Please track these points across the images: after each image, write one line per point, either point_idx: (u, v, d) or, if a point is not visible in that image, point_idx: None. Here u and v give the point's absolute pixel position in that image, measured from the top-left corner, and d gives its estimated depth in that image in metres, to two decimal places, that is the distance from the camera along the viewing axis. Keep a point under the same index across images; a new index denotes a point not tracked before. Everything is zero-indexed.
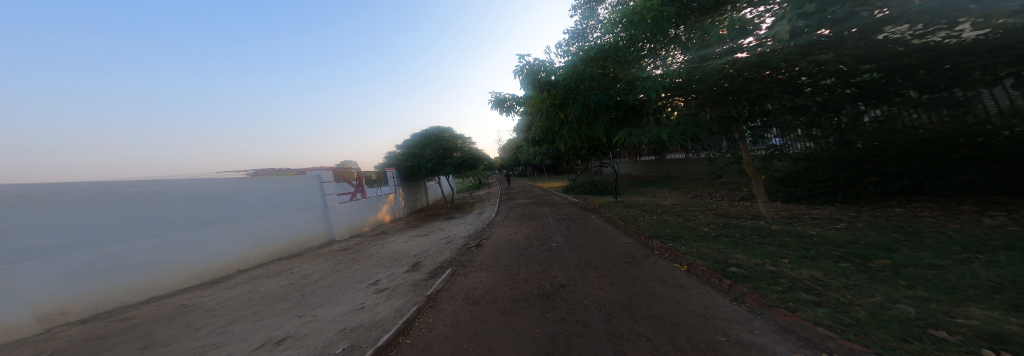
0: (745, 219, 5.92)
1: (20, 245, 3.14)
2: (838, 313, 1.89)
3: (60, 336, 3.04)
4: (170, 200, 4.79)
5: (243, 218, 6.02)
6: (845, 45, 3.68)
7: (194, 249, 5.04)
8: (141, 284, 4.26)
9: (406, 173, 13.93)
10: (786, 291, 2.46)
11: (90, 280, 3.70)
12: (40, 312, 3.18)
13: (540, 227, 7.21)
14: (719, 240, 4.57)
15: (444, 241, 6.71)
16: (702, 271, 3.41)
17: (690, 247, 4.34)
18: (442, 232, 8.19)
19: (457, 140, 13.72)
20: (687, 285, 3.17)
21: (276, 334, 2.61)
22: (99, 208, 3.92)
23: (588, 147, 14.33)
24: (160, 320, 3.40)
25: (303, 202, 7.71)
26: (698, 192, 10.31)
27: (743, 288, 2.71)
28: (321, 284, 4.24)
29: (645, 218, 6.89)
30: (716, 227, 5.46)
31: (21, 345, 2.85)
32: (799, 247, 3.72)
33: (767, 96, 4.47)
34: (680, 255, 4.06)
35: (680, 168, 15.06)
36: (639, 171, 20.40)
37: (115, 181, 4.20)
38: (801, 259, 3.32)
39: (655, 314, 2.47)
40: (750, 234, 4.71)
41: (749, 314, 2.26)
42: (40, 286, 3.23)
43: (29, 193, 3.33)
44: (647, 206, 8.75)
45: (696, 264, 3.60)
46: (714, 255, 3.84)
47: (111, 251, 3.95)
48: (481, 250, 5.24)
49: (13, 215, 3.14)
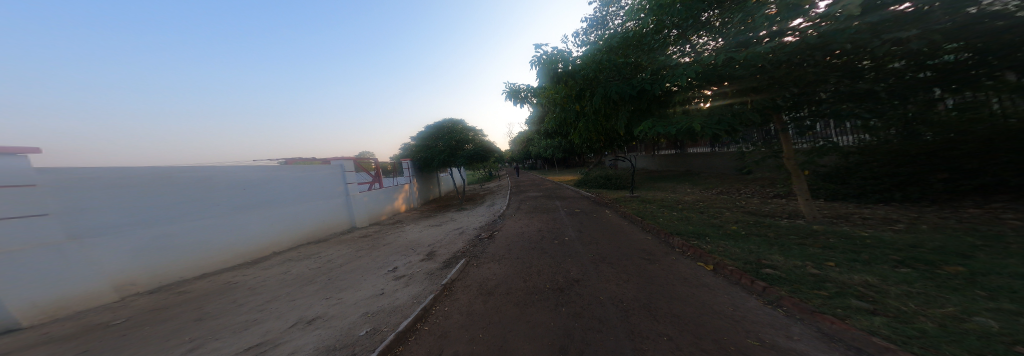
0: (780, 217, 5.43)
1: (94, 222, 3.70)
2: (898, 323, 1.67)
3: (130, 305, 3.60)
4: (216, 185, 5.35)
5: (276, 204, 6.56)
6: (932, 19, 3.07)
7: (236, 231, 5.59)
8: (193, 262, 4.83)
9: (420, 164, 14.33)
10: (834, 297, 2.21)
11: (150, 256, 4.28)
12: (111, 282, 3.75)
13: (552, 220, 7.11)
14: (750, 239, 4.23)
15: (456, 231, 6.89)
16: (731, 271, 3.19)
17: (717, 246, 4.06)
18: (454, 223, 8.37)
19: (470, 132, 13.87)
20: (713, 285, 2.98)
21: (307, 314, 2.84)
22: (153, 191, 4.43)
23: (605, 140, 13.85)
24: (213, 295, 3.84)
25: (327, 190, 8.17)
26: (725, 188, 9.60)
27: (780, 291, 2.49)
28: (344, 269, 4.53)
29: (664, 214, 6.55)
30: (745, 225, 5.06)
31: (102, 311, 3.41)
32: (848, 250, 3.34)
33: (823, 82, 4.04)
34: (706, 254, 3.81)
35: (703, 163, 14.14)
36: (657, 165, 19.45)
37: (166, 168, 4.72)
38: (850, 262, 2.97)
39: (676, 314, 2.36)
40: (787, 234, 4.30)
41: (787, 319, 2.07)
42: (111, 258, 3.81)
43: (96, 177, 3.85)
44: (667, 202, 8.29)
45: (724, 264, 3.37)
46: (744, 254, 3.56)
47: (168, 230, 4.51)
48: (493, 241, 5.30)
49: (88, 196, 3.69)
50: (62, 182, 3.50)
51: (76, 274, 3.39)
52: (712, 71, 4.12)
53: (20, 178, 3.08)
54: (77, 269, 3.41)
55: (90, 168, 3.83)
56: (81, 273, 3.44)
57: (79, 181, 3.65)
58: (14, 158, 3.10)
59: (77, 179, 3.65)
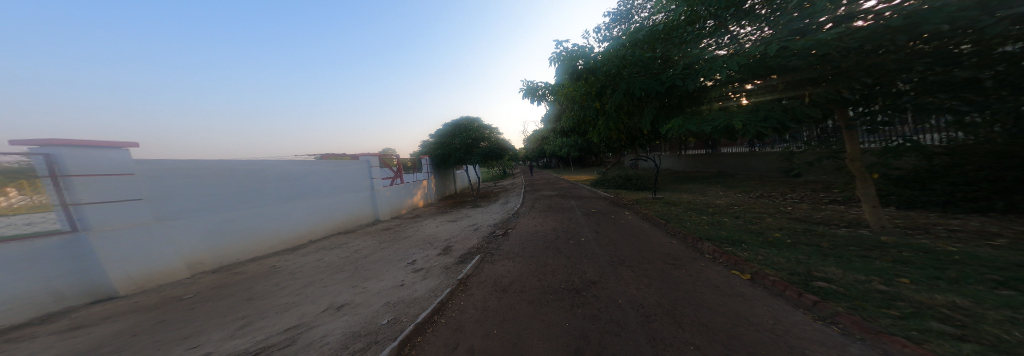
0: (836, 225, 4.81)
1: (171, 207, 4.39)
2: (1001, 351, 1.32)
3: (197, 283, 4.19)
4: (266, 177, 5.99)
5: (315, 196, 7.16)
6: None
7: (283, 220, 6.24)
8: (248, 246, 5.49)
9: (437, 161, 14.71)
10: (908, 318, 1.89)
11: (215, 238, 4.96)
12: (184, 260, 4.45)
13: (567, 220, 6.98)
14: (798, 249, 3.80)
15: (471, 228, 7.04)
16: (773, 281, 2.89)
17: (757, 254, 3.70)
18: (469, 220, 8.52)
19: (485, 130, 14.03)
20: (750, 295, 2.74)
21: (337, 301, 3.08)
22: (218, 181, 5.11)
23: (626, 138, 13.28)
24: (260, 277, 4.28)
25: (356, 184, 8.68)
26: (765, 192, 8.72)
27: (836, 306, 2.20)
28: (370, 259, 4.84)
29: (691, 217, 6.12)
30: (791, 233, 4.56)
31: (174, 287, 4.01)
32: (927, 266, 2.86)
33: (905, 70, 3.51)
34: (742, 262, 3.50)
35: (739, 164, 13.00)
36: (682, 165, 18.29)
37: (229, 161, 5.39)
38: (930, 280, 2.54)
39: (705, 322, 2.21)
40: (846, 245, 3.79)
41: (843, 338, 1.81)
42: (184, 239, 4.50)
43: (174, 168, 4.54)
44: (695, 204, 7.74)
45: (764, 273, 3.07)
46: (790, 265, 3.22)
47: (228, 217, 5.17)
48: (507, 239, 5.33)
49: (167, 186, 4.39)
50: (146, 172, 4.18)
51: (156, 252, 4.08)
52: (759, 63, 3.75)
53: (115, 167, 3.80)
54: (157, 248, 4.08)
55: (171, 161, 4.54)
56: (161, 251, 4.13)
57: (160, 172, 4.35)
58: (113, 150, 3.84)
59: (159, 170, 4.35)
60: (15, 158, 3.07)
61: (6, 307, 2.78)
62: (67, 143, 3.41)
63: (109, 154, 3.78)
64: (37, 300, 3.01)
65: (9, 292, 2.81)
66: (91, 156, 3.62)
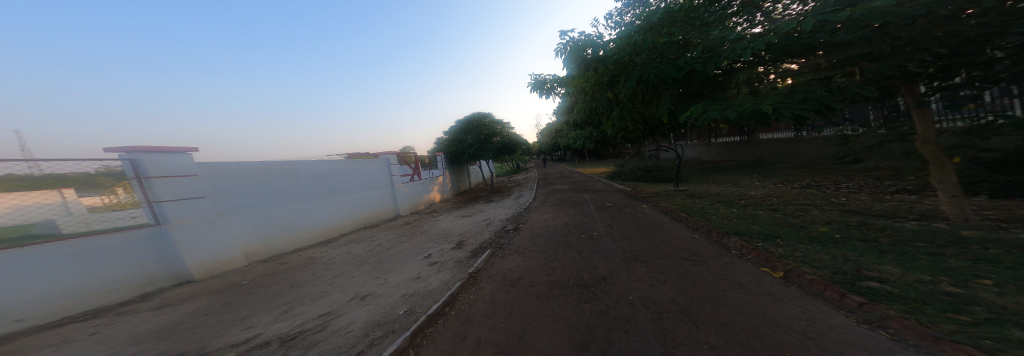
0: (903, 219, 4.29)
1: (227, 204, 4.96)
2: None
3: (246, 272, 4.66)
4: (300, 176, 6.50)
5: (343, 192, 7.66)
6: None
7: (318, 215, 6.76)
8: (290, 239, 6.04)
9: (451, 157, 15.01)
10: (980, 325, 1.63)
11: (264, 232, 5.53)
12: (240, 251, 5.02)
13: (580, 214, 6.90)
14: (848, 245, 3.46)
15: (484, 222, 7.19)
16: (811, 280, 2.69)
17: (796, 251, 3.45)
18: (483, 214, 8.67)
19: (497, 125, 14.09)
20: (780, 295, 2.57)
21: (361, 291, 3.34)
22: (264, 179, 5.68)
23: (645, 128, 12.71)
24: (301, 267, 4.70)
25: (378, 181, 9.12)
26: (814, 181, 7.98)
27: (884, 309, 1.99)
28: (391, 252, 5.13)
29: (718, 211, 5.79)
30: (840, 228, 4.17)
31: (227, 275, 4.53)
32: (1017, 265, 2.47)
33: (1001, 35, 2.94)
34: (774, 258, 3.30)
35: (784, 151, 11.92)
36: (712, 155, 17.16)
37: (271, 161, 5.96)
38: (1021, 281, 2.19)
39: (723, 322, 2.13)
40: (911, 240, 3.38)
41: (890, 344, 1.64)
42: (239, 233, 5.08)
43: (227, 169, 5.10)
44: (723, 197, 7.30)
45: (800, 272, 2.86)
46: (836, 263, 2.95)
47: (272, 212, 5.71)
48: (518, 234, 5.40)
49: (222, 185, 4.95)
50: (206, 173, 4.77)
51: (217, 244, 4.65)
52: (793, 40, 3.56)
53: (181, 170, 4.40)
54: (217, 240, 4.65)
55: (223, 162, 5.08)
56: (220, 243, 4.70)
57: (216, 173, 4.91)
58: (179, 154, 4.46)
59: (215, 171, 4.91)
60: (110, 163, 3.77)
61: (116, 287, 3.56)
62: (144, 149, 4.04)
63: (176, 158, 4.39)
64: (135, 282, 3.73)
65: (110, 275, 3.52)
66: (160, 160, 4.20)
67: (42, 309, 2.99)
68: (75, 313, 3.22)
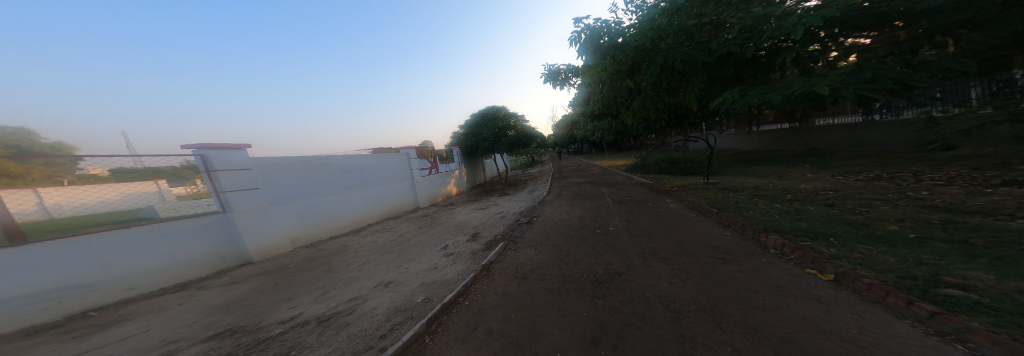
0: (1006, 217, 3.58)
1: (274, 195, 5.54)
2: None
3: (289, 257, 5.18)
4: (334, 169, 7.03)
5: (371, 185, 8.18)
6: None
7: (349, 206, 7.31)
8: (327, 227, 6.63)
9: (467, 151, 15.22)
10: None
11: (305, 220, 6.11)
12: (287, 237, 5.62)
13: (596, 208, 6.71)
14: (925, 246, 2.97)
15: (498, 215, 7.27)
16: (869, 285, 2.35)
17: (852, 252, 3.04)
18: (498, 207, 8.76)
19: (512, 118, 14.05)
20: (826, 300, 2.30)
21: (384, 278, 3.58)
22: (305, 173, 6.24)
23: (669, 117, 11.87)
24: (336, 254, 5.13)
25: (401, 174, 9.59)
26: (884, 173, 6.92)
27: (961, 320, 1.69)
28: (411, 243, 5.41)
29: (754, 207, 5.28)
30: (913, 227, 3.59)
31: (274, 260, 5.07)
32: None
33: None
34: (824, 259, 2.95)
35: (852, 138, 10.44)
36: (753, 144, 15.60)
37: (310, 156, 6.50)
38: None
39: (752, 325, 1.98)
40: (1013, 242, 2.81)
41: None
42: (285, 221, 5.67)
43: (274, 163, 5.66)
44: (763, 190, 6.64)
45: (857, 275, 2.51)
46: (905, 267, 2.55)
47: (312, 203, 6.28)
48: (531, 227, 5.40)
49: (270, 178, 5.52)
50: (257, 167, 5.34)
51: (267, 231, 5.26)
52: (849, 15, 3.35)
53: (237, 164, 4.97)
54: (267, 228, 5.25)
55: (270, 157, 5.64)
56: (270, 230, 5.30)
57: (265, 167, 5.47)
58: (237, 150, 5.03)
59: (264, 165, 5.48)
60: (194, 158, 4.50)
61: (198, 265, 4.41)
62: (210, 146, 4.64)
63: (234, 154, 4.96)
64: (209, 262, 4.53)
65: (186, 257, 4.30)
66: (221, 156, 4.78)
67: (151, 279, 3.92)
68: (173, 283, 4.14)
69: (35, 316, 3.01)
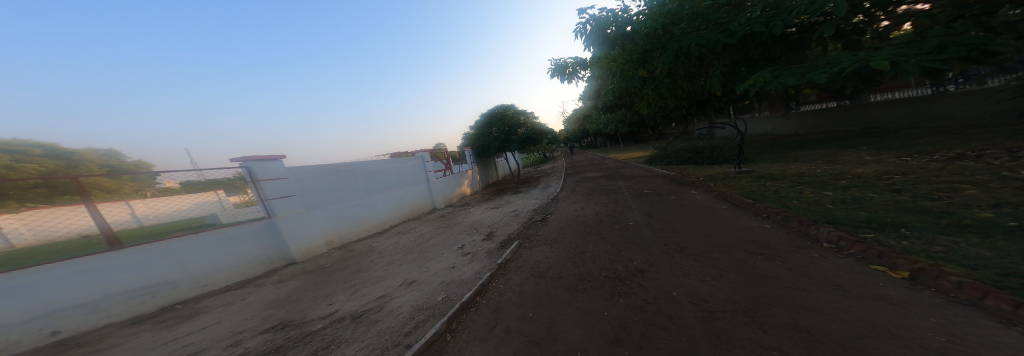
0: None
1: (309, 201, 6.01)
2: None
3: (323, 258, 5.58)
4: (358, 175, 7.43)
5: (391, 188, 8.56)
6: None
7: (373, 208, 7.72)
8: (356, 229, 7.07)
9: (478, 151, 15.33)
10: None
11: (337, 223, 6.57)
12: (322, 239, 6.09)
13: (612, 203, 6.46)
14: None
15: (512, 214, 7.27)
16: (957, 283, 1.95)
17: (931, 245, 2.60)
18: (512, 205, 8.75)
19: (521, 116, 14.04)
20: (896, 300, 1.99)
21: (406, 278, 3.73)
22: (334, 179, 6.70)
23: (690, 103, 11.07)
24: (364, 255, 5.43)
25: (417, 176, 9.93)
26: (967, 151, 5.89)
27: None
28: (430, 243, 5.58)
29: (797, 196, 4.74)
30: (1013, 213, 3.00)
31: (310, 261, 5.49)
32: None
33: None
34: (893, 254, 2.53)
35: (919, 112, 9.09)
36: (789, 128, 14.11)
37: (336, 163, 6.93)
38: None
39: (799, 325, 1.75)
40: None
41: None
42: (320, 224, 6.13)
43: (306, 172, 6.12)
44: (808, 177, 5.95)
45: (942, 272, 2.10)
46: (1005, 262, 2.12)
47: (341, 207, 6.72)
48: (546, 224, 5.34)
49: (304, 185, 5.98)
50: (293, 176, 5.81)
51: (305, 234, 5.73)
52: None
53: (276, 174, 5.44)
54: (305, 231, 5.73)
55: (303, 166, 6.09)
56: (307, 233, 5.77)
57: (300, 176, 5.94)
58: (275, 161, 5.50)
59: (299, 174, 5.93)
60: (237, 171, 5.00)
61: (253, 264, 4.95)
62: (254, 159, 5.13)
63: (273, 164, 5.43)
64: (261, 262, 5.06)
65: (243, 259, 4.85)
66: (263, 167, 5.25)
67: (219, 277, 4.52)
68: (236, 280, 4.71)
69: (132, 309, 3.68)
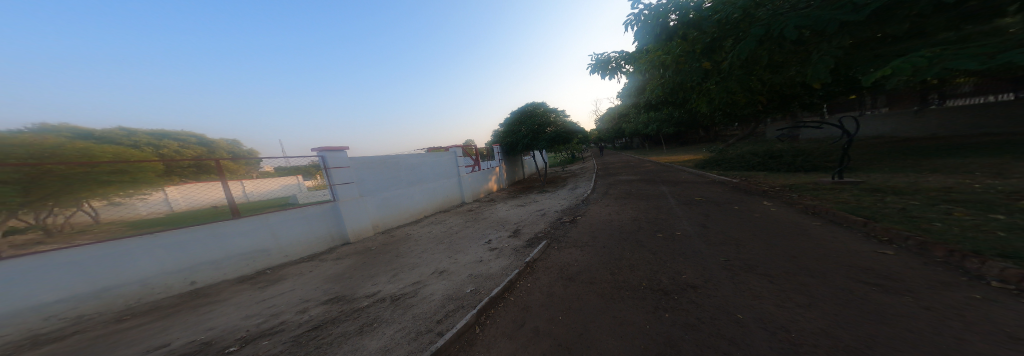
0: None
1: (364, 188, 6.74)
2: None
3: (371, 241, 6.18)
4: (402, 166, 8.09)
5: (428, 180, 9.14)
6: None
7: (413, 199, 8.32)
8: (399, 217, 7.70)
9: (507, 148, 15.44)
10: None
11: (384, 210, 7.24)
12: (371, 222, 6.77)
13: (652, 209, 5.81)
14: None
15: (539, 212, 7.08)
16: None
17: None
18: (539, 204, 8.52)
19: (552, 114, 13.84)
20: None
21: (437, 267, 3.87)
22: (383, 170, 7.39)
23: (756, 101, 9.44)
24: (403, 241, 5.84)
25: (450, 171, 10.43)
26: None
27: None
28: (460, 235, 5.76)
29: (923, 217, 3.59)
30: None
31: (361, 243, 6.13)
32: None
33: None
34: None
35: None
36: (912, 129, 11.15)
37: (385, 155, 7.64)
38: None
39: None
40: None
41: None
42: (371, 210, 6.83)
43: (363, 162, 6.87)
44: (941, 195, 4.49)
45: None
46: None
47: (388, 196, 7.40)
48: (576, 226, 5.05)
49: (361, 174, 6.72)
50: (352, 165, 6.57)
51: (359, 217, 6.44)
52: None
53: (340, 163, 6.23)
54: (359, 215, 6.43)
55: (360, 157, 6.85)
56: (360, 217, 6.47)
57: (358, 166, 6.69)
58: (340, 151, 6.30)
59: (358, 164, 6.69)
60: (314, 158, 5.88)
61: (320, 241, 5.73)
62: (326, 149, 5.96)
63: (338, 154, 6.22)
64: (326, 239, 5.84)
65: (314, 235, 5.65)
66: (332, 156, 6.07)
67: (296, 248, 5.33)
68: (308, 254, 5.51)
69: (240, 270, 4.56)
